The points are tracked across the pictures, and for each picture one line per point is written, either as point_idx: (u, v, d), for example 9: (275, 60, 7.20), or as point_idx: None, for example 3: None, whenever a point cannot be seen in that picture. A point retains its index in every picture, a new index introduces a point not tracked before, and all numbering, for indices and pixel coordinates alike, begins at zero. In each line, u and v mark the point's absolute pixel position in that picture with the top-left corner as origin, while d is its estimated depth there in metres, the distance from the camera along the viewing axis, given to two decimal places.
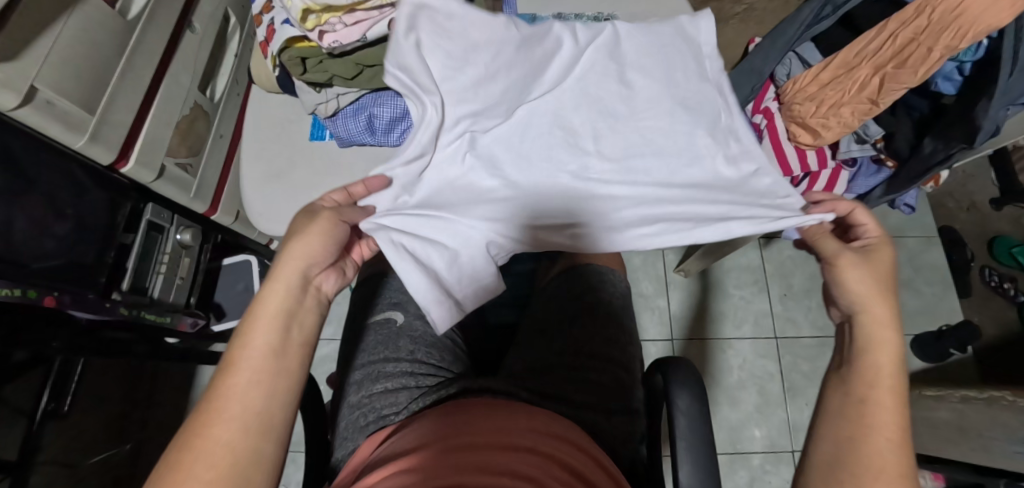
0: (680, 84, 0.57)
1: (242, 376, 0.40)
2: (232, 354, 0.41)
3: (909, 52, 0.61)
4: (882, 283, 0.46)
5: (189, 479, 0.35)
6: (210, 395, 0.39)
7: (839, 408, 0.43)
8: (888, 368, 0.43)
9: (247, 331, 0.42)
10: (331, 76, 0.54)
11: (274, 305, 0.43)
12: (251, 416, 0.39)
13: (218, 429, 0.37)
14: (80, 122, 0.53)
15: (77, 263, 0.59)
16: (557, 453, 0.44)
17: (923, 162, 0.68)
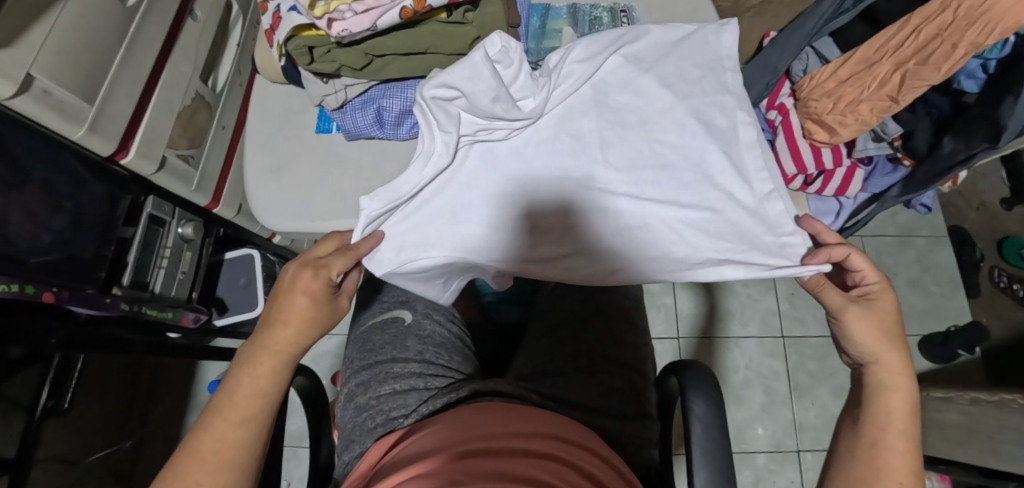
0: (688, 101, 0.59)
1: (222, 446, 0.38)
2: (221, 405, 0.40)
3: (932, 49, 0.59)
4: (884, 328, 0.46)
5: None
6: (195, 446, 0.38)
7: (852, 450, 0.44)
8: (897, 411, 0.44)
9: (233, 393, 0.40)
10: (339, 67, 0.51)
11: (263, 369, 0.42)
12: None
13: None
14: (78, 112, 0.51)
15: (78, 258, 0.57)
16: (574, 459, 0.43)
17: (942, 162, 0.66)
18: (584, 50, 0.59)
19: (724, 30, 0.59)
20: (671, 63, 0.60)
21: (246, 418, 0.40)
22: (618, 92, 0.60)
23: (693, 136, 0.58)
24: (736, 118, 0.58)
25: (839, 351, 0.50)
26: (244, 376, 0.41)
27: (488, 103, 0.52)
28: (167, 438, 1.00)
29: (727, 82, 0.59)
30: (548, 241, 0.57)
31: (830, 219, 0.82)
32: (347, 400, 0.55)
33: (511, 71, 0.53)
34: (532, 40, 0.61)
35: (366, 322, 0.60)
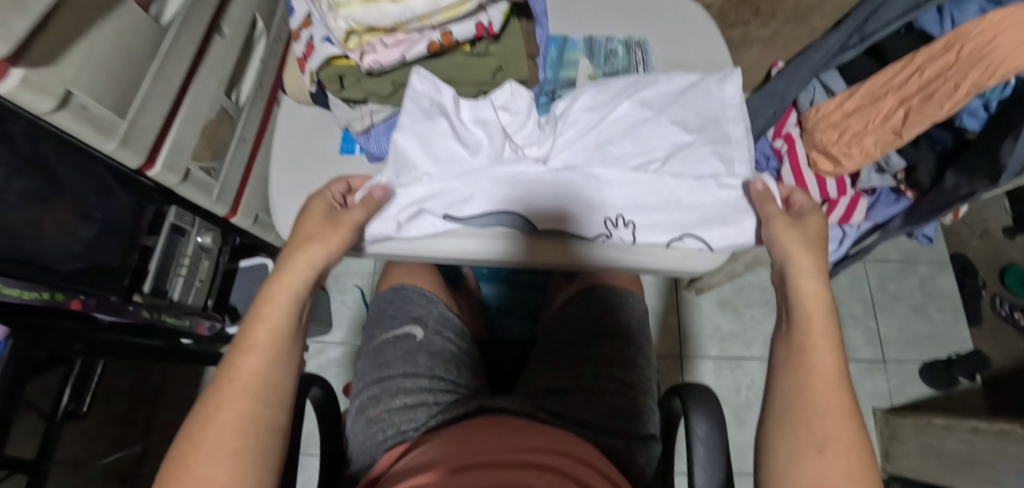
0: (690, 146, 0.55)
1: (222, 417, 0.37)
2: (249, 332, 0.41)
3: (936, 87, 0.61)
4: (805, 261, 0.47)
5: (212, 453, 0.36)
6: (228, 370, 0.39)
7: (792, 378, 0.43)
8: (817, 315, 0.44)
9: (231, 366, 0.40)
10: (368, 95, 0.52)
11: (258, 341, 0.41)
12: (234, 462, 0.36)
13: (223, 424, 0.37)
14: (111, 126, 0.53)
15: (103, 266, 0.59)
16: (564, 466, 0.44)
17: (945, 197, 0.67)
18: (592, 99, 0.57)
19: (728, 81, 0.57)
20: (675, 112, 0.56)
21: (245, 388, 0.39)
22: (617, 140, 0.56)
23: (695, 181, 0.53)
24: (735, 168, 0.55)
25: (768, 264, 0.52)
26: (240, 350, 0.40)
27: (488, 135, 0.53)
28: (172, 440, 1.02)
29: (729, 131, 0.56)
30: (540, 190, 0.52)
31: (834, 246, 0.83)
32: (358, 413, 0.56)
33: (518, 120, 0.53)
34: (551, 70, 0.61)
35: (378, 338, 0.61)
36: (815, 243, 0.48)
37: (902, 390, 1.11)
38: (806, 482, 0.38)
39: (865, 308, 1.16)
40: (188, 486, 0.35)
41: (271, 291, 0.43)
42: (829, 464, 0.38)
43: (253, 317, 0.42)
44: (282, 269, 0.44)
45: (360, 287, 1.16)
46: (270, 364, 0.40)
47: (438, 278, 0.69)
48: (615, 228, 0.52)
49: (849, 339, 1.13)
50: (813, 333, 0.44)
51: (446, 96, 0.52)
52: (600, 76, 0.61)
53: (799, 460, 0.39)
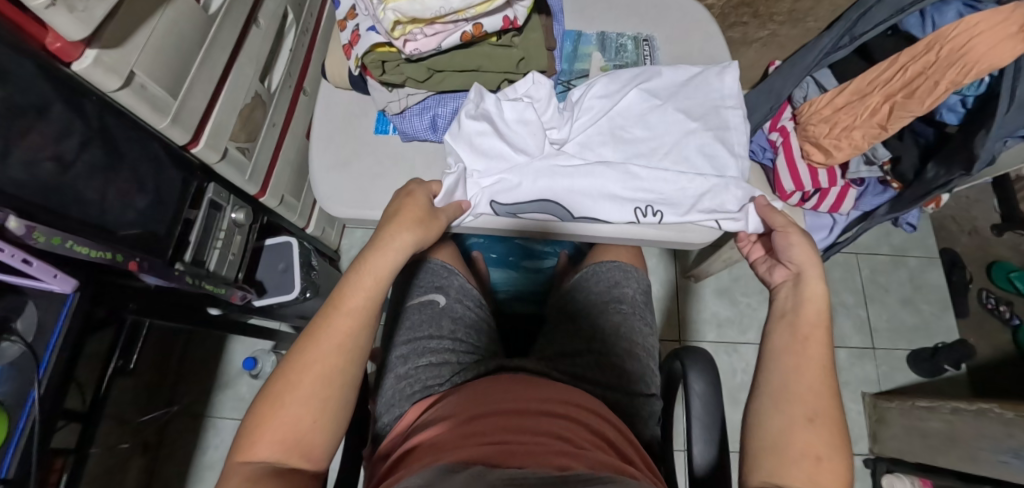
0: (693, 134, 0.60)
1: (317, 368, 0.44)
2: (348, 297, 0.46)
3: (917, 84, 0.67)
4: (812, 263, 0.51)
5: (304, 397, 0.43)
6: (327, 327, 0.45)
7: (786, 344, 0.48)
8: (817, 305, 0.49)
9: (329, 325, 0.45)
10: (405, 79, 0.57)
11: (354, 309, 0.46)
12: (321, 407, 0.43)
13: (317, 375, 0.43)
14: (164, 105, 0.58)
15: (152, 234, 0.65)
16: (576, 414, 0.48)
17: (925, 186, 0.73)
18: (604, 87, 0.62)
19: (726, 73, 0.62)
20: (680, 101, 0.61)
21: (339, 348, 0.45)
22: (628, 125, 0.61)
23: (708, 162, 0.59)
24: (736, 151, 0.60)
25: (775, 267, 0.55)
26: (339, 312, 0.46)
27: (528, 132, 0.57)
28: (194, 411, 1.07)
29: (728, 119, 0.61)
30: (579, 182, 0.57)
31: (825, 233, 0.89)
32: (387, 370, 0.61)
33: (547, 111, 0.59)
34: (566, 62, 0.66)
35: (403, 303, 0.67)
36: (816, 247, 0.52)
37: (891, 377, 1.14)
38: (796, 447, 0.42)
39: (857, 299, 1.19)
40: (282, 419, 0.42)
41: (368, 264, 0.48)
42: (819, 432, 0.43)
43: (352, 283, 0.47)
44: (379, 246, 0.48)
45: None
46: (361, 331, 0.46)
47: (457, 254, 0.75)
48: (644, 217, 0.58)
49: (840, 327, 1.17)
50: (808, 323, 0.48)
51: (490, 102, 0.57)
52: (610, 68, 0.66)
53: (789, 427, 0.43)
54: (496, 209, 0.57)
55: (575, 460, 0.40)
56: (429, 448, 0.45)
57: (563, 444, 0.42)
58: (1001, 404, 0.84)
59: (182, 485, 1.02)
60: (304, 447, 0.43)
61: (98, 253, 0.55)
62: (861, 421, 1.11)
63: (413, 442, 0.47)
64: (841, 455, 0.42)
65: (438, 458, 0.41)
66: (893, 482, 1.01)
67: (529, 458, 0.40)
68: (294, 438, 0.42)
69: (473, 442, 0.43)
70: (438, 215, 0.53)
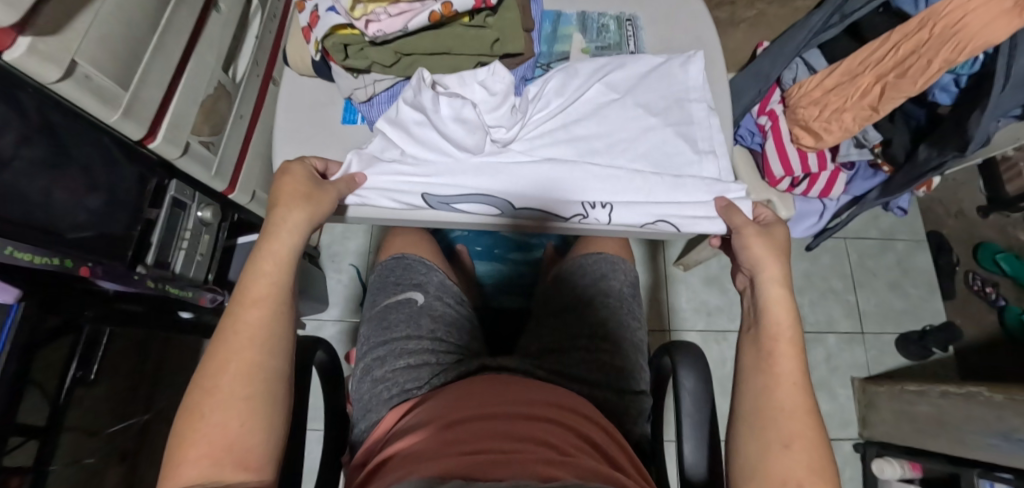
0: (653, 129, 0.56)
1: (232, 367, 0.42)
2: (246, 291, 0.45)
3: (910, 63, 0.65)
4: (769, 268, 0.50)
5: (226, 400, 0.41)
6: (232, 324, 0.44)
7: (752, 364, 0.48)
8: (783, 319, 0.48)
9: (233, 321, 0.44)
10: (371, 64, 0.53)
11: (257, 298, 0.45)
12: (245, 406, 0.41)
13: (232, 374, 0.42)
14: (115, 97, 0.53)
15: (108, 236, 0.61)
16: (556, 416, 0.45)
17: (916, 170, 0.72)
18: (561, 83, 0.58)
19: (690, 63, 0.58)
20: (640, 95, 0.57)
21: (248, 341, 0.43)
22: (583, 120, 0.56)
23: (665, 159, 0.55)
24: (699, 147, 0.56)
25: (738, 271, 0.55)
26: (243, 306, 0.45)
27: (466, 130, 0.53)
28: (170, 416, 1.04)
29: (692, 112, 0.57)
30: (535, 175, 0.53)
31: (814, 219, 0.87)
32: (364, 374, 0.58)
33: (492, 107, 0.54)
34: (545, 44, 0.62)
35: (381, 302, 0.63)
36: (778, 251, 0.51)
37: (879, 361, 1.13)
38: (772, 472, 0.41)
39: (846, 284, 1.18)
40: (208, 430, 0.40)
41: (265, 252, 0.47)
42: (795, 460, 0.41)
43: (249, 277, 0.46)
44: (271, 232, 0.47)
45: (355, 266, 1.17)
46: (269, 320, 0.45)
47: (436, 249, 0.72)
48: (591, 209, 0.53)
49: (829, 312, 1.16)
50: (778, 337, 0.47)
51: (427, 95, 0.52)
52: (593, 50, 0.63)
53: (762, 453, 0.42)
54: (428, 201, 0.53)
55: (563, 470, 0.37)
56: (405, 460, 0.42)
57: (547, 451, 0.40)
58: (991, 388, 0.83)
59: None
60: (237, 455, 0.39)
61: (43, 259, 0.51)
62: (850, 406, 1.10)
63: (388, 452, 0.45)
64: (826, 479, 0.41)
65: (415, 471, 0.39)
66: (883, 467, 0.99)
67: (512, 466, 0.37)
68: (225, 445, 0.39)
69: (452, 452, 0.40)
70: (325, 187, 0.50)
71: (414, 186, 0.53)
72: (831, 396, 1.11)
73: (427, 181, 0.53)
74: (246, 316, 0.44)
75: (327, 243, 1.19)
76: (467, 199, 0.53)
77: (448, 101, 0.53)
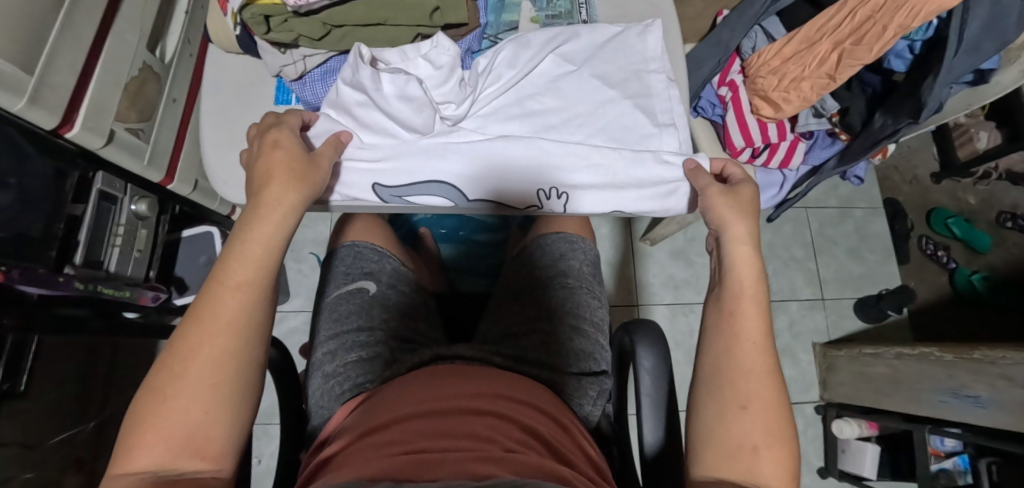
0: (611, 103, 0.53)
1: (203, 351, 0.37)
2: (227, 269, 0.40)
3: (866, 29, 0.64)
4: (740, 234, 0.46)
5: (190, 386, 0.37)
6: (211, 305, 0.39)
7: (716, 322, 0.45)
8: (748, 279, 0.45)
9: (209, 303, 0.39)
10: (297, 37, 0.48)
11: (241, 284, 0.40)
12: (212, 396, 0.37)
13: (203, 362, 0.37)
14: (18, 83, 0.48)
15: (25, 237, 0.55)
16: (501, 409, 0.44)
17: (874, 136, 0.72)
18: (513, 54, 0.54)
19: (648, 32, 0.55)
20: (596, 66, 0.54)
21: (225, 328, 0.38)
22: (539, 94, 0.53)
23: (625, 133, 0.53)
24: (659, 121, 0.53)
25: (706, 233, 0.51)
26: (224, 287, 0.39)
27: (413, 109, 0.50)
28: None
29: (650, 84, 0.54)
30: (486, 155, 0.50)
31: (775, 191, 0.87)
32: (315, 369, 0.56)
33: (438, 83, 0.51)
34: (491, 12, 0.56)
35: (330, 294, 0.60)
36: (742, 209, 0.47)
37: (839, 325, 1.16)
38: (729, 438, 0.40)
39: (808, 252, 1.20)
40: (168, 415, 0.35)
41: (251, 232, 0.41)
42: (752, 422, 0.40)
43: (235, 255, 0.40)
44: (262, 208, 0.42)
45: (316, 255, 1.13)
46: (249, 307, 0.40)
47: (393, 236, 0.70)
48: (547, 200, 0.52)
49: (791, 281, 1.18)
50: (743, 297, 0.45)
51: (365, 71, 0.49)
52: (542, 20, 0.57)
53: (721, 417, 0.41)
54: (379, 193, 0.51)
55: (499, 466, 0.35)
56: (340, 463, 0.40)
57: (487, 447, 0.38)
58: (942, 347, 0.86)
59: None
60: (194, 445, 0.36)
61: None
62: (812, 370, 1.13)
63: (328, 453, 0.43)
64: (784, 443, 0.40)
65: (348, 474, 0.37)
66: (841, 427, 1.03)
67: (445, 467, 0.35)
68: (183, 436, 0.35)
69: (386, 454, 0.38)
70: (317, 163, 0.45)
71: (366, 170, 0.50)
72: (795, 361, 1.14)
73: (383, 166, 0.50)
74: (222, 301, 0.39)
75: None
76: (424, 189, 0.51)
77: (392, 80, 0.50)
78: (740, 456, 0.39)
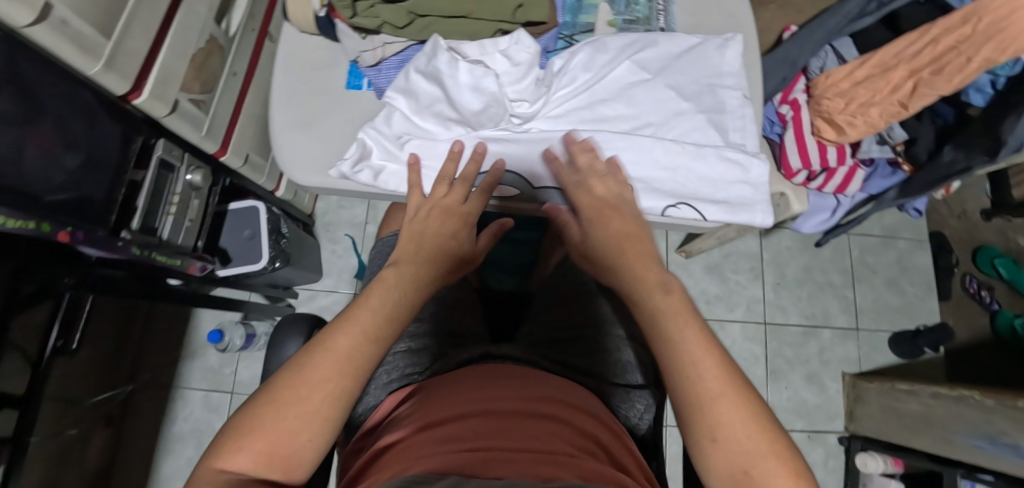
0: (684, 115, 0.52)
1: (327, 386, 0.36)
2: (369, 313, 0.39)
3: (947, 60, 0.63)
4: (643, 279, 0.41)
5: (303, 411, 0.35)
6: (345, 343, 0.38)
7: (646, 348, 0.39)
8: (651, 286, 0.40)
9: (338, 335, 0.38)
10: (382, 24, 0.49)
11: (379, 335, 0.39)
12: (320, 427, 0.36)
13: (323, 397, 0.36)
14: (94, 46, 0.48)
15: (86, 199, 0.56)
16: (564, 416, 0.43)
17: (940, 171, 0.70)
18: (590, 58, 0.52)
19: (727, 47, 0.53)
20: (671, 77, 0.52)
21: (352, 371, 0.37)
22: (610, 100, 0.51)
23: (694, 148, 0.51)
24: (731, 139, 0.52)
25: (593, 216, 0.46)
26: (366, 335, 0.38)
27: (485, 104, 0.51)
28: (160, 382, 1.03)
29: (724, 100, 0.52)
30: (556, 154, 0.50)
31: (826, 215, 0.86)
32: None
33: (513, 78, 0.51)
34: (569, 13, 0.55)
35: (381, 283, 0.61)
36: (619, 248, 0.44)
37: (870, 357, 1.13)
38: (719, 469, 0.34)
39: (845, 279, 1.17)
40: (277, 429, 0.35)
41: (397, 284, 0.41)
42: (732, 442, 0.34)
43: (381, 302, 0.40)
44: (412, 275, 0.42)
45: (350, 237, 1.13)
46: (377, 352, 0.39)
47: None
48: None
49: (826, 307, 1.16)
50: (662, 315, 0.39)
51: (442, 61, 0.49)
52: (619, 24, 0.55)
53: (698, 449, 0.36)
54: None
55: (561, 469, 0.35)
56: (397, 454, 0.40)
57: (555, 454, 0.37)
58: (983, 391, 0.83)
59: (149, 457, 0.99)
60: (286, 461, 0.35)
61: (19, 223, 0.47)
62: (839, 400, 1.11)
63: (384, 443, 0.43)
64: (769, 443, 0.34)
65: (410, 466, 0.36)
66: (865, 461, 1.01)
67: (509, 467, 0.35)
68: (283, 456, 0.35)
69: (447, 449, 0.37)
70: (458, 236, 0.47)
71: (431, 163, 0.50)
72: (822, 389, 1.12)
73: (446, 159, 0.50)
74: (357, 344, 0.37)
75: (321, 212, 1.15)
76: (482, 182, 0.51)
77: (469, 75, 0.50)
78: (741, 480, 0.34)
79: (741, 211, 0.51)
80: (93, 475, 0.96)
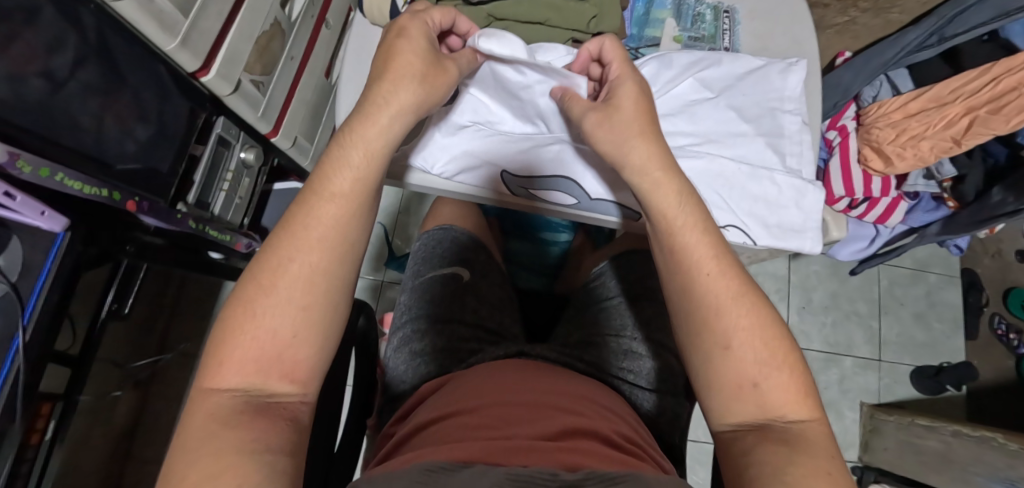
0: (743, 137, 0.52)
1: (293, 267, 0.34)
2: (324, 179, 0.36)
3: (1007, 100, 0.62)
4: (650, 166, 0.40)
5: (275, 299, 0.33)
6: (303, 217, 0.35)
7: (665, 261, 0.40)
8: (669, 189, 0.40)
9: (308, 216, 0.35)
10: None
11: (336, 193, 0.36)
12: (302, 315, 0.34)
13: (291, 276, 0.34)
14: (174, 23, 0.49)
15: (153, 171, 0.58)
16: (588, 410, 0.43)
17: (988, 210, 0.70)
18: (653, 72, 0.53)
19: (791, 71, 0.53)
20: (734, 97, 0.53)
21: (319, 245, 0.35)
22: (672, 116, 0.53)
23: (750, 169, 0.51)
24: (788, 165, 0.52)
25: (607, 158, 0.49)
26: (320, 198, 0.36)
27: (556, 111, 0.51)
28: (187, 351, 1.05)
29: (783, 124, 0.52)
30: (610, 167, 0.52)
31: (864, 244, 0.87)
32: (402, 343, 0.58)
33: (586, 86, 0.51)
34: (635, 26, 0.57)
35: (426, 274, 0.63)
36: (631, 131, 0.41)
37: (891, 389, 1.13)
38: (726, 379, 0.36)
39: (871, 309, 1.17)
40: (256, 329, 0.33)
41: (353, 136, 0.37)
42: (740, 358, 0.35)
43: (335, 166, 0.37)
44: (369, 114, 0.38)
45: (382, 224, 1.14)
46: (342, 221, 0.36)
47: (482, 222, 0.73)
48: None
49: (850, 336, 1.15)
50: (675, 231, 0.39)
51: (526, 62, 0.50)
52: (685, 40, 0.57)
53: (703, 361, 0.37)
54: (505, 183, 0.53)
55: (585, 457, 0.35)
56: (430, 440, 0.39)
57: (581, 447, 0.37)
58: (1008, 435, 0.82)
59: (171, 422, 1.01)
60: (283, 366, 0.33)
61: (93, 190, 0.50)
62: (855, 429, 1.11)
63: (420, 424, 0.43)
64: (785, 357, 0.36)
65: (427, 453, 0.35)
66: None
67: (531, 454, 0.34)
68: (268, 354, 0.33)
69: (478, 437, 0.37)
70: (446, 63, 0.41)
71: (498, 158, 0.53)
72: (839, 416, 1.11)
73: (512, 157, 0.53)
74: (319, 212, 0.35)
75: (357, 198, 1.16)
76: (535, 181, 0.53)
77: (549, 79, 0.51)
78: (738, 394, 0.35)
79: (792, 236, 0.51)
80: (117, 435, 0.99)
